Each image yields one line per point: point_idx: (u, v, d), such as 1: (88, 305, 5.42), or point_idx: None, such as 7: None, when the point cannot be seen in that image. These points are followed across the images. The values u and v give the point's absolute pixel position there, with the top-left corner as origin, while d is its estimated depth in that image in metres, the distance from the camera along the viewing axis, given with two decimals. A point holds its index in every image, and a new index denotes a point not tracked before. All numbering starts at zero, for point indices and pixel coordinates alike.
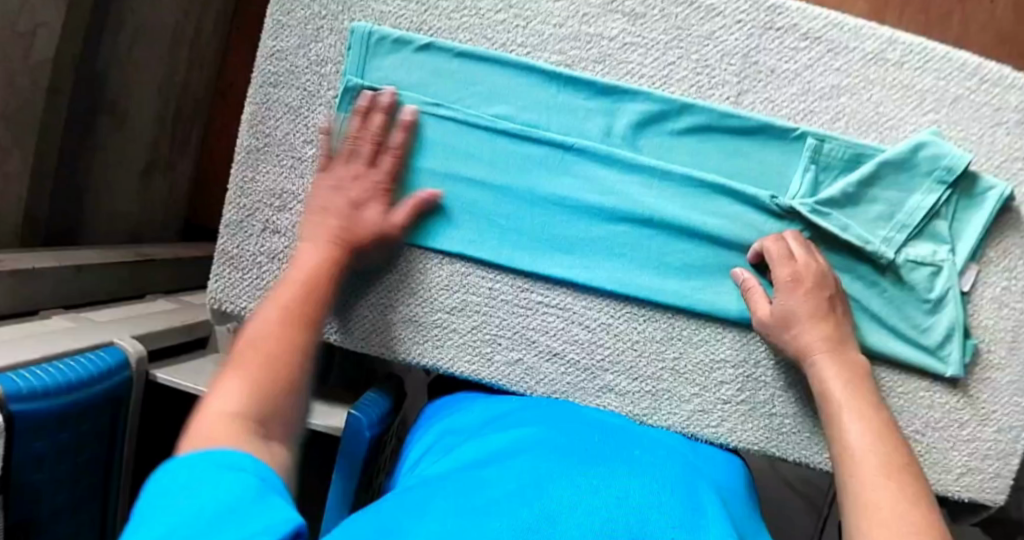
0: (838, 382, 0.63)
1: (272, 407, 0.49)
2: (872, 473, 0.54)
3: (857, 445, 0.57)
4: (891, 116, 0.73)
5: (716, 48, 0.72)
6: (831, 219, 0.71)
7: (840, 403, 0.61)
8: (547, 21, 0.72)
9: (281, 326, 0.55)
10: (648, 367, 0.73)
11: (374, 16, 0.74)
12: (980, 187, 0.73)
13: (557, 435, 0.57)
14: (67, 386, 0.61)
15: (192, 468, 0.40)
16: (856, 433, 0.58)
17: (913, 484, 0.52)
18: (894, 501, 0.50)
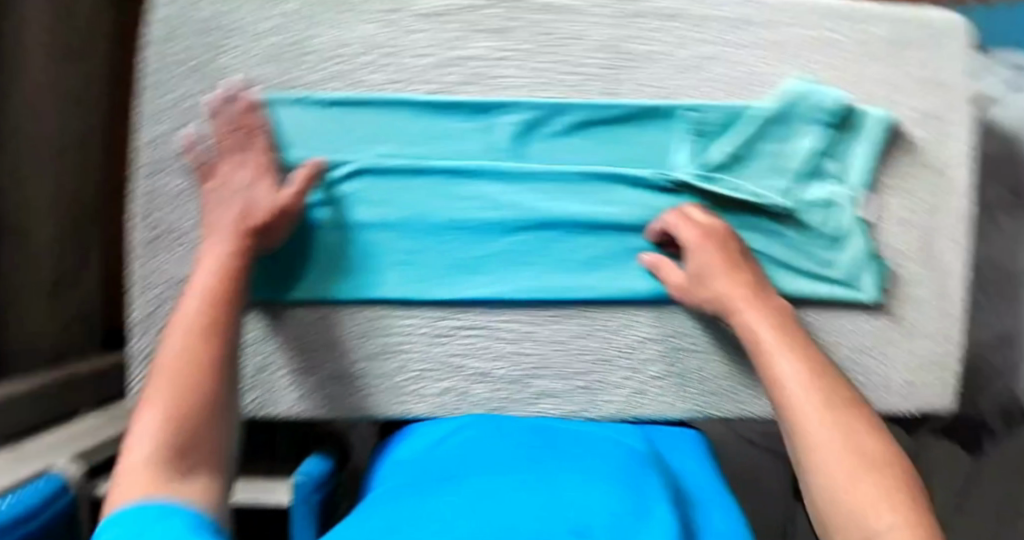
0: (767, 328, 0.63)
1: (206, 429, 0.54)
2: (816, 422, 0.55)
3: (795, 383, 0.57)
4: (763, 74, 0.74)
5: (583, 45, 0.73)
6: (718, 182, 0.74)
7: (768, 347, 0.62)
8: (413, 54, 0.73)
9: (192, 338, 0.58)
10: (571, 364, 0.77)
11: (244, 84, 0.74)
12: (861, 120, 0.75)
13: (507, 457, 0.60)
14: (15, 521, 0.59)
15: (121, 527, 0.43)
16: (791, 373, 0.58)
17: (862, 422, 0.55)
18: (856, 457, 0.52)
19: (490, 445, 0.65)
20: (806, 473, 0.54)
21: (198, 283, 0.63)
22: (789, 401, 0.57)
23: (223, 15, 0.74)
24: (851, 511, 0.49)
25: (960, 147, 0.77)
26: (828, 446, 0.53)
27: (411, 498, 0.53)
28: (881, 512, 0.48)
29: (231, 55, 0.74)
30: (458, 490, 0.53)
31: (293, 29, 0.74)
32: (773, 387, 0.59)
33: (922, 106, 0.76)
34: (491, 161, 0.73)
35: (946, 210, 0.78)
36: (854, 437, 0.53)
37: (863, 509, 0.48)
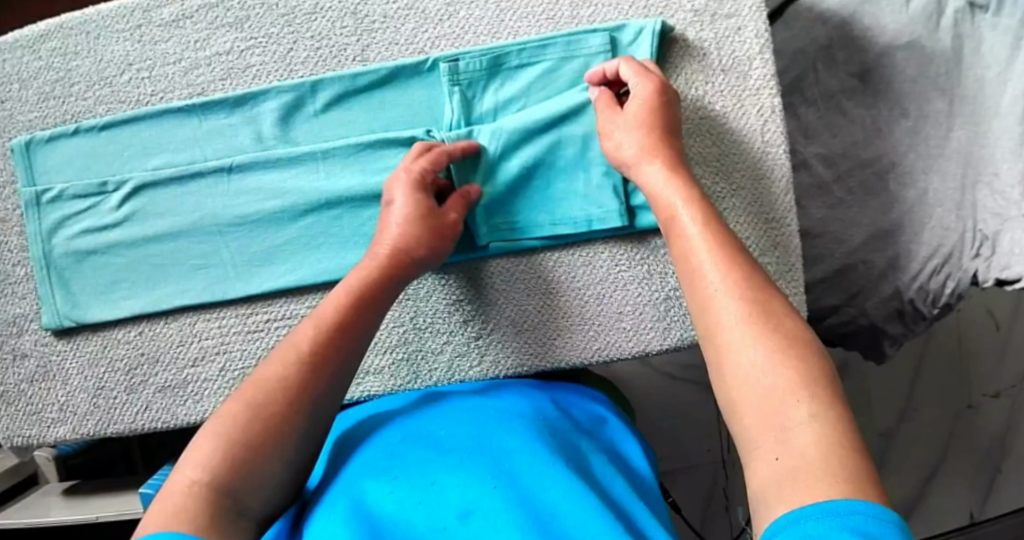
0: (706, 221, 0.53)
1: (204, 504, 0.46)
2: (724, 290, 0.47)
3: (722, 291, 0.47)
4: (516, 7, 0.71)
5: (326, 18, 0.71)
6: (479, 131, 0.70)
7: (700, 265, 0.50)
8: (166, 62, 0.73)
9: (226, 428, 0.50)
10: (392, 337, 0.73)
11: (26, 127, 0.77)
12: (630, 34, 0.70)
13: (419, 445, 0.55)
14: None
15: None
16: (715, 276, 0.48)
17: (795, 345, 0.43)
18: (782, 347, 0.43)
19: (408, 428, 0.59)
20: (727, 372, 0.44)
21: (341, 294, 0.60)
22: (707, 320, 0.47)
23: None
24: (775, 421, 0.41)
25: (749, 41, 0.72)
26: (748, 380, 0.43)
27: (349, 489, 0.52)
28: (787, 407, 0.41)
29: (9, 104, 0.77)
30: (365, 491, 0.51)
31: (56, 66, 0.76)
32: (699, 304, 0.48)
33: (696, 7, 0.72)
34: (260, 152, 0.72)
35: (750, 112, 0.72)
36: (779, 358, 0.42)
37: (775, 421, 0.41)
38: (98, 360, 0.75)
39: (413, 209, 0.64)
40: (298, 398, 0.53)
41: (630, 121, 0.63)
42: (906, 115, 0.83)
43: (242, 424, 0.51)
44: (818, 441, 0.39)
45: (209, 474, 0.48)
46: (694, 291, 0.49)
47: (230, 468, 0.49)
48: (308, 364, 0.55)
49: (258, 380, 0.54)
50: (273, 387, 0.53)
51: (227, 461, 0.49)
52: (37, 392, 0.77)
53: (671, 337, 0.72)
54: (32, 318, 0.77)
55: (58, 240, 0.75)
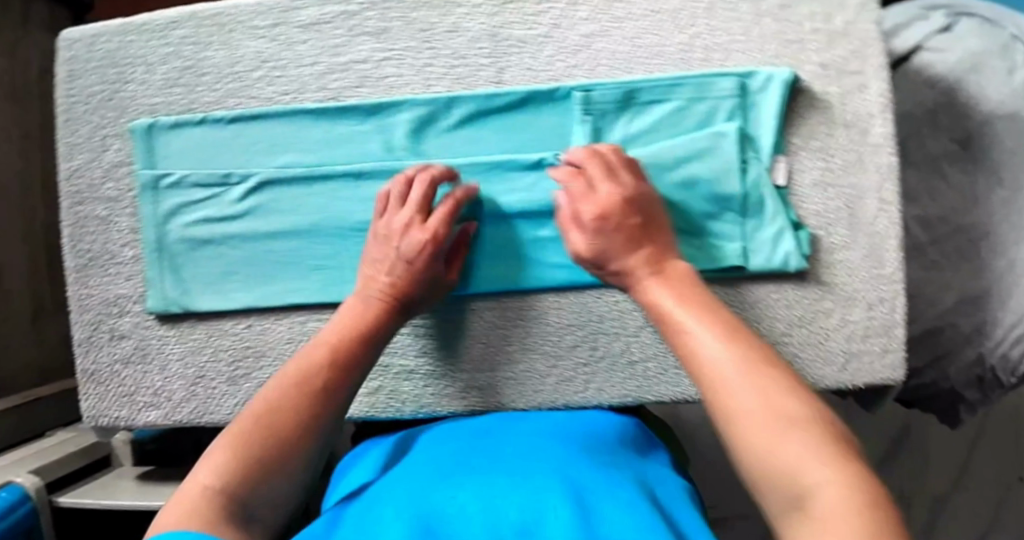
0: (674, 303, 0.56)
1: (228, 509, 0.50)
2: (720, 357, 0.49)
3: (723, 359, 0.49)
4: (652, 45, 0.73)
5: (465, 37, 0.73)
6: None
7: (691, 334, 0.52)
8: (301, 63, 0.74)
9: (236, 444, 0.54)
10: (501, 354, 0.74)
11: (148, 111, 0.77)
12: (762, 81, 0.72)
13: (469, 449, 0.58)
14: None
15: None
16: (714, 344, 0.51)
17: (785, 385, 0.47)
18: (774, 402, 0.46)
19: (443, 446, 0.60)
20: (746, 453, 0.45)
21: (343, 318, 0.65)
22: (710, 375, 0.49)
23: (121, 50, 0.78)
24: (782, 469, 0.43)
25: (872, 99, 0.73)
26: (762, 413, 0.46)
27: (399, 479, 0.54)
28: (805, 477, 0.42)
29: (133, 86, 0.78)
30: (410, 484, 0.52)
31: (186, 54, 0.76)
32: (688, 361, 0.52)
33: (824, 61, 0.73)
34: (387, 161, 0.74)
35: (868, 168, 0.74)
36: (781, 407, 0.46)
37: (791, 471, 0.43)
38: (202, 348, 0.76)
39: (423, 267, 0.66)
40: (305, 417, 0.57)
41: (597, 242, 0.63)
42: (1003, 184, 0.84)
43: (246, 443, 0.54)
44: (830, 483, 0.41)
45: (219, 483, 0.51)
46: (693, 364, 0.51)
47: (239, 480, 0.52)
48: (314, 383, 0.59)
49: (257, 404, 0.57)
50: (278, 408, 0.56)
51: (243, 467, 0.53)
52: (133, 375, 0.78)
53: None
54: (134, 300, 0.77)
55: (174, 227, 0.76)
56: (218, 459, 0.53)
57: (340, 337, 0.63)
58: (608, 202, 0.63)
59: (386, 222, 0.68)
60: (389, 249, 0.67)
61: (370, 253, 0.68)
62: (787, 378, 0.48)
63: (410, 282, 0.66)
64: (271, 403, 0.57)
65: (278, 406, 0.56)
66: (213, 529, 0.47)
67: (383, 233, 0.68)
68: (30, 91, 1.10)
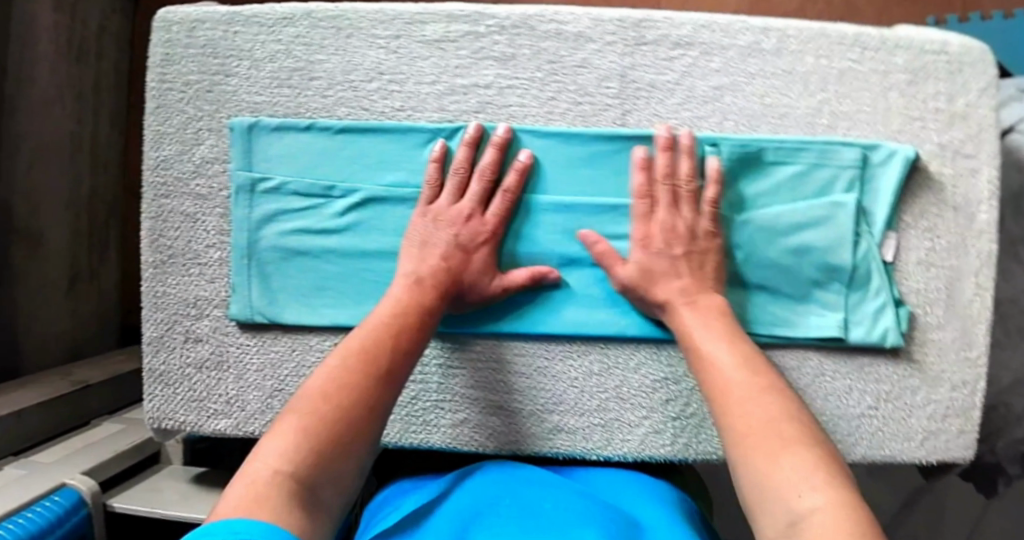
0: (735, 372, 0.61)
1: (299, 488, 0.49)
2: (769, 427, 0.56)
3: (764, 421, 0.57)
4: (779, 105, 0.72)
5: (593, 74, 0.71)
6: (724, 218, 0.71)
7: (711, 361, 0.63)
8: (421, 80, 0.72)
9: (302, 426, 0.53)
10: (592, 400, 0.73)
11: (249, 109, 0.74)
12: (884, 156, 0.72)
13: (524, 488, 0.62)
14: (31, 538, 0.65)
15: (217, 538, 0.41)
16: (727, 367, 0.62)
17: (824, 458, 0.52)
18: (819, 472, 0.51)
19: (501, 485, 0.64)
20: (741, 457, 0.55)
21: (390, 295, 0.65)
22: (719, 387, 0.61)
23: (223, 40, 0.74)
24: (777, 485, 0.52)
25: (981, 185, 0.74)
26: (766, 427, 0.56)
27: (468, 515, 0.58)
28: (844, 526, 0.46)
29: (233, 80, 0.74)
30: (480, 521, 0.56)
31: (297, 54, 0.73)
32: (732, 420, 0.58)
33: (942, 141, 0.73)
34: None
35: (970, 252, 0.74)
36: (782, 426, 0.56)
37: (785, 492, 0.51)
38: (283, 362, 0.74)
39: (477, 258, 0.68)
40: (365, 404, 0.57)
41: (650, 264, 0.68)
42: None
43: (304, 431, 0.52)
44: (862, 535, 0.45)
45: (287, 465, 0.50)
46: (737, 419, 0.58)
47: (305, 461, 0.51)
48: (367, 368, 0.59)
49: (309, 394, 0.56)
50: (337, 391, 0.56)
51: (313, 456, 0.51)
52: (205, 380, 0.75)
53: (855, 453, 0.74)
54: (215, 303, 0.75)
55: (267, 233, 0.73)
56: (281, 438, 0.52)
57: (390, 319, 0.63)
58: (677, 228, 0.68)
59: (440, 207, 0.69)
60: (448, 234, 0.68)
61: (418, 234, 0.68)
62: (799, 435, 0.55)
63: (467, 269, 0.68)
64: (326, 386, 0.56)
65: (335, 388, 0.56)
66: (285, 509, 0.46)
67: (434, 216, 0.68)
68: (86, 47, 1.06)
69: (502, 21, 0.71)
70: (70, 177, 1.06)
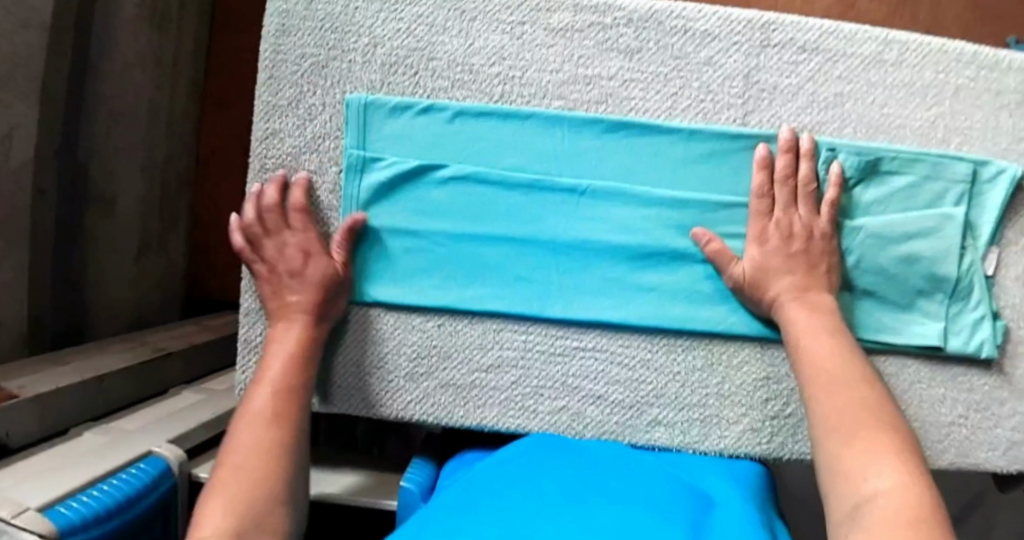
0: (823, 359, 0.63)
1: (263, 501, 0.54)
2: (847, 415, 0.58)
3: (840, 409, 0.58)
4: (896, 116, 0.73)
5: (717, 73, 0.72)
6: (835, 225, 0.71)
7: (803, 360, 0.64)
8: (543, 68, 0.72)
9: (255, 449, 0.58)
10: (693, 396, 0.73)
11: (366, 86, 0.73)
12: (993, 172, 0.73)
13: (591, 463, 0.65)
14: (119, 507, 0.62)
15: None
16: (813, 363, 0.63)
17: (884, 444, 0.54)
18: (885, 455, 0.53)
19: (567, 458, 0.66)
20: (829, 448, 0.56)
21: (287, 337, 0.68)
22: (812, 374, 0.62)
23: (344, 15, 0.74)
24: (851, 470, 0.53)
25: None
26: (848, 416, 0.57)
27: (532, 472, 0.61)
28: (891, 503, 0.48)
29: (348, 57, 0.74)
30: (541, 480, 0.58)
31: (418, 34, 0.73)
32: (813, 408, 0.60)
33: None
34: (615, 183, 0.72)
35: None
36: (869, 425, 0.56)
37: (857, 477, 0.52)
38: (386, 341, 0.74)
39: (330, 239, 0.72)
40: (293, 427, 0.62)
41: (765, 262, 0.68)
42: None
43: (262, 456, 0.57)
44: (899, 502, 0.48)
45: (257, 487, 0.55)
46: (816, 410, 0.60)
47: (267, 483, 0.56)
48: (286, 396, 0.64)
49: (249, 413, 0.61)
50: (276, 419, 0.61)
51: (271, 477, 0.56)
52: None
53: (942, 460, 0.75)
54: None
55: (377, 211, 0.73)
56: (243, 458, 0.57)
57: (306, 360, 0.67)
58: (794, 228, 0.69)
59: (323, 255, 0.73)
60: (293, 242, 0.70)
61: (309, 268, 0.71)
62: (875, 424, 0.56)
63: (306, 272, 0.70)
64: (273, 412, 0.61)
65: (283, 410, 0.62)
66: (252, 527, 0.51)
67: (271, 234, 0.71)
68: (168, 14, 1.04)
69: (630, 15, 0.72)
70: (144, 148, 1.03)
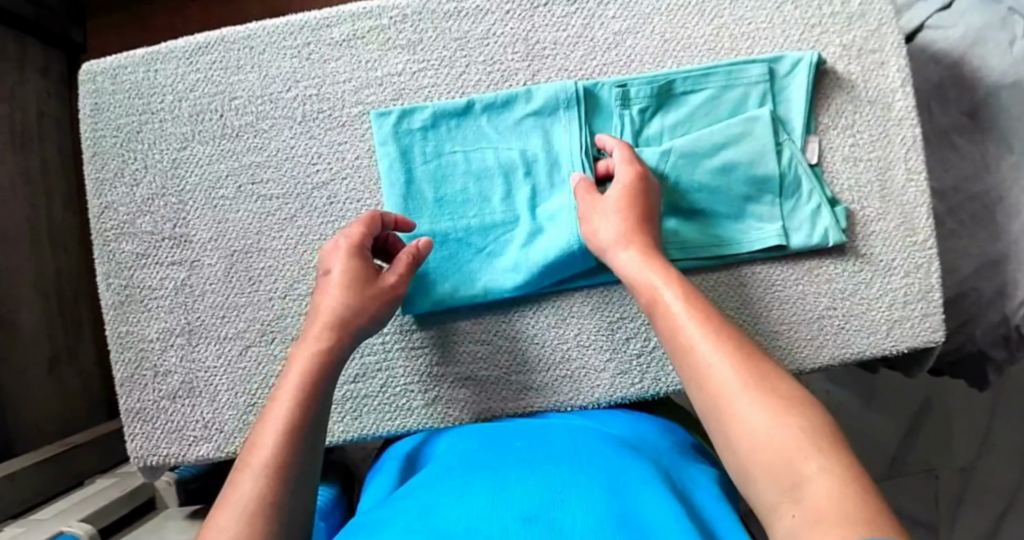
0: (690, 323, 0.55)
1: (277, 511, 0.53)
2: (736, 393, 0.50)
3: (733, 387, 0.51)
4: (679, 38, 0.75)
5: (497, 43, 0.74)
6: (645, 154, 0.73)
7: (681, 323, 0.56)
8: (337, 80, 0.74)
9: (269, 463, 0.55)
10: (557, 354, 0.74)
11: (179, 139, 0.76)
12: (790, 65, 0.74)
13: (503, 436, 0.65)
14: None
15: None
16: (685, 313, 0.56)
17: (805, 420, 0.48)
18: (801, 446, 0.46)
19: (477, 439, 0.67)
20: (726, 420, 0.50)
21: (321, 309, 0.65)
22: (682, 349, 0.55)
23: (145, 80, 0.76)
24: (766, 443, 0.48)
25: (892, 75, 0.76)
26: (738, 398, 0.50)
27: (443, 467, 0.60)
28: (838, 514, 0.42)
29: (159, 115, 0.76)
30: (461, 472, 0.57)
31: (216, 79, 0.75)
32: (702, 390, 0.52)
33: (844, 42, 0.76)
34: (441, 161, 0.74)
35: (894, 140, 0.76)
36: (783, 410, 0.49)
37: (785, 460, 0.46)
38: (252, 376, 0.75)
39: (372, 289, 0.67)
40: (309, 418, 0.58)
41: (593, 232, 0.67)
42: (1011, 150, 0.88)
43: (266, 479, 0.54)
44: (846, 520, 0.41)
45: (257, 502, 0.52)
46: (704, 393, 0.52)
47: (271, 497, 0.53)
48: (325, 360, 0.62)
49: (256, 459, 0.55)
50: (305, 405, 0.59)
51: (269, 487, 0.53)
52: (180, 409, 0.76)
53: (823, 355, 0.75)
54: (178, 333, 0.76)
55: (217, 255, 0.75)
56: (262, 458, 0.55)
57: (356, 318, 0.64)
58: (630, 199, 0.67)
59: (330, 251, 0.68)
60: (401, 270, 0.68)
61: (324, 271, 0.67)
62: (777, 402, 0.49)
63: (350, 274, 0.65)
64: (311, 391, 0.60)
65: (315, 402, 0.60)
66: None
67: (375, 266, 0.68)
68: (29, 134, 1.11)
69: (404, 11, 0.74)
70: (32, 269, 1.09)
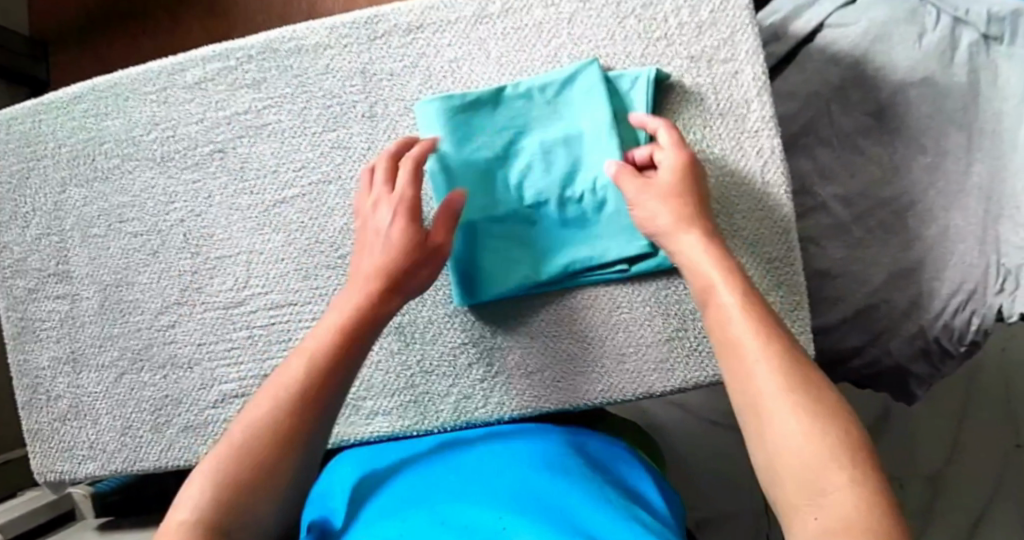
0: (732, 308, 0.53)
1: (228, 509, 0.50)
2: (770, 394, 0.47)
3: (766, 388, 0.48)
4: (517, 62, 0.74)
5: (336, 77, 0.75)
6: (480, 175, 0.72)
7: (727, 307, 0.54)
8: (189, 122, 0.77)
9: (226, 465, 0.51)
10: (401, 380, 0.75)
11: (60, 183, 0.81)
12: (631, 77, 0.72)
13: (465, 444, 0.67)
14: None
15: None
16: (732, 302, 0.53)
17: (847, 437, 0.45)
18: (829, 455, 0.44)
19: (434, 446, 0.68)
20: (768, 425, 0.47)
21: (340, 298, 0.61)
22: (732, 342, 0.52)
23: (31, 129, 0.82)
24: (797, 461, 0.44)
25: (746, 84, 0.72)
26: (766, 382, 0.48)
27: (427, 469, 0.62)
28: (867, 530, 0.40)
29: (44, 161, 0.82)
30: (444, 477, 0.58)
31: (88, 126, 0.80)
32: (736, 377, 0.50)
33: (692, 53, 0.73)
34: (285, 196, 0.75)
35: (749, 152, 0.72)
36: (821, 421, 0.45)
37: (808, 469, 0.44)
38: (126, 401, 0.80)
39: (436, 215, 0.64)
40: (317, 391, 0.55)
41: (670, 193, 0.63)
42: (924, 151, 0.83)
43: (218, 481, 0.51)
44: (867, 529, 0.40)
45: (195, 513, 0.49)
46: (738, 380, 0.50)
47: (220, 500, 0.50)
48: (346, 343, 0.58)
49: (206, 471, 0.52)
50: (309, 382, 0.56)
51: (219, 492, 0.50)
52: (70, 430, 0.82)
53: (675, 378, 0.72)
54: (65, 361, 0.82)
55: (93, 290, 0.80)
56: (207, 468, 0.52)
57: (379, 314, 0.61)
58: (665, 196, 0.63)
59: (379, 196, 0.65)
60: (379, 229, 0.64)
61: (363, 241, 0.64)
62: (819, 413, 0.46)
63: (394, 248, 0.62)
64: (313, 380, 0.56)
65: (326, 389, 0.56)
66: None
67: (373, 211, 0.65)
68: None
69: (249, 51, 0.76)
70: None
